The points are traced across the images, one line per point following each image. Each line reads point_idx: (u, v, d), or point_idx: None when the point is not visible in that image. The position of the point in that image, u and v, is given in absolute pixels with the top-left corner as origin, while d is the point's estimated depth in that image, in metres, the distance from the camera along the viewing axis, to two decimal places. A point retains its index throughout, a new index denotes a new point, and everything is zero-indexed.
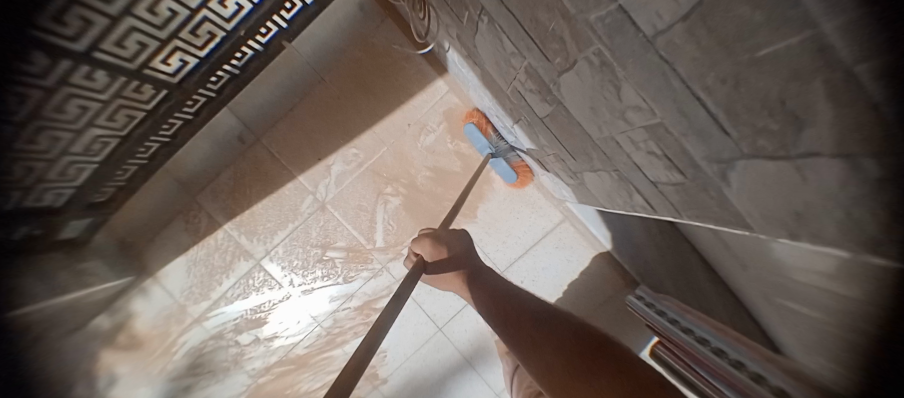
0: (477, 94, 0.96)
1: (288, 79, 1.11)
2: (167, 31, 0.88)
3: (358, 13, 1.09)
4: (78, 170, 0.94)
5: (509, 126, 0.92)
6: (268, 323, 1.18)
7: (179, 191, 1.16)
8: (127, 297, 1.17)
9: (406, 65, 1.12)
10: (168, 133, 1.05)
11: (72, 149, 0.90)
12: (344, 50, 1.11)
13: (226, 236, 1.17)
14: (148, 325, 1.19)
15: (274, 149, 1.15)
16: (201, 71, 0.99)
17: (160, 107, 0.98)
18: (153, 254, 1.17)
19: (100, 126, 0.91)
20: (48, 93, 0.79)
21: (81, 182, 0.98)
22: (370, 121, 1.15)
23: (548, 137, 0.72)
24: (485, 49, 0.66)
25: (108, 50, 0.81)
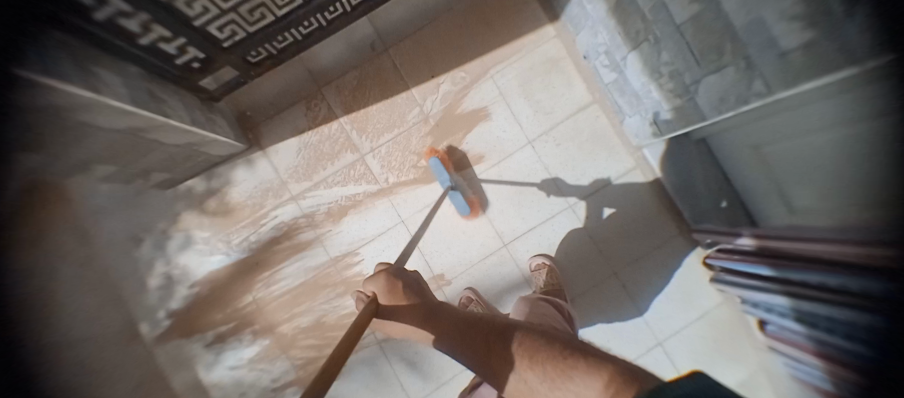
0: (592, 37, 1.16)
1: (423, 3, 1.27)
2: None
3: None
4: (232, 31, 0.99)
5: (623, 63, 1.09)
6: (358, 214, 1.25)
7: (305, 77, 1.26)
8: (232, 165, 1.23)
9: (522, 10, 1.30)
10: (328, 19, 1.12)
11: (240, 8, 0.93)
12: None
13: (338, 127, 1.28)
14: (242, 195, 1.23)
15: (397, 61, 1.29)
16: None
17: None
18: (267, 132, 1.24)
19: None
20: None
21: (254, 30, 1.02)
22: (484, 50, 1.31)
23: (677, 50, 0.86)
24: None
25: None
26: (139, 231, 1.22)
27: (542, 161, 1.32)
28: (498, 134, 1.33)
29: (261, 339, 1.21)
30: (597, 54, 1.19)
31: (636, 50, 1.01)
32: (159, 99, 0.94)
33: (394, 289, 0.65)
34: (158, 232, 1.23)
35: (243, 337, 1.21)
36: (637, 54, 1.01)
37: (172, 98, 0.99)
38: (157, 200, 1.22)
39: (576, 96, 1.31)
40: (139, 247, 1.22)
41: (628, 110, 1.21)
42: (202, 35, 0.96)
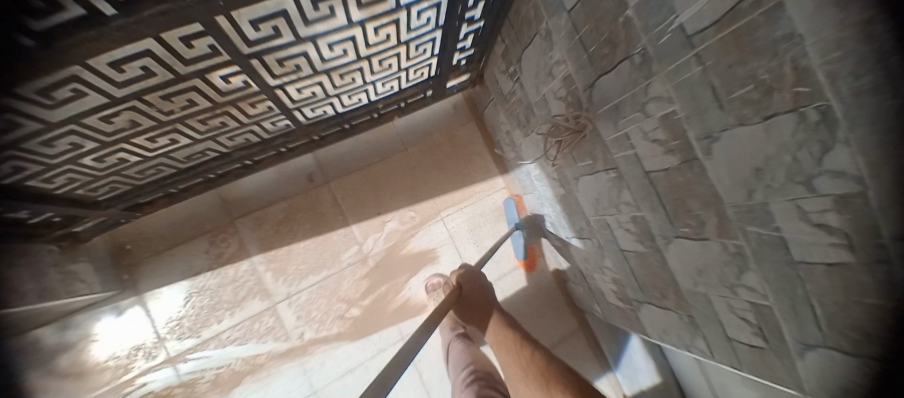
0: (540, 204, 1.14)
1: (375, 140, 1.21)
2: (296, 104, 0.82)
3: (450, 108, 1.28)
4: (109, 189, 0.80)
5: (568, 241, 1.06)
6: (253, 383, 1.00)
7: (217, 209, 1.06)
8: (94, 313, 0.93)
9: (477, 158, 1.28)
10: (255, 161, 1.00)
11: (125, 171, 0.76)
12: (430, 131, 1.25)
13: (247, 266, 1.06)
14: (103, 356, 0.93)
15: (339, 195, 1.16)
16: (327, 122, 0.97)
17: (244, 151, 0.91)
18: (151, 273, 1.00)
19: (170, 157, 0.80)
20: (159, 125, 0.67)
21: (144, 183, 0.85)
22: (436, 191, 1.24)
23: (619, 265, 0.84)
24: (588, 188, 0.82)
25: (242, 107, 0.73)
26: None
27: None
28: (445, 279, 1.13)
29: None
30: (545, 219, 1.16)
31: (580, 238, 0.97)
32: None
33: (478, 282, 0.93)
34: None
35: None
36: (578, 241, 0.99)
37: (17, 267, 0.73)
38: None
39: (524, 248, 1.25)
40: None
41: (572, 278, 1.17)
42: (66, 199, 0.73)
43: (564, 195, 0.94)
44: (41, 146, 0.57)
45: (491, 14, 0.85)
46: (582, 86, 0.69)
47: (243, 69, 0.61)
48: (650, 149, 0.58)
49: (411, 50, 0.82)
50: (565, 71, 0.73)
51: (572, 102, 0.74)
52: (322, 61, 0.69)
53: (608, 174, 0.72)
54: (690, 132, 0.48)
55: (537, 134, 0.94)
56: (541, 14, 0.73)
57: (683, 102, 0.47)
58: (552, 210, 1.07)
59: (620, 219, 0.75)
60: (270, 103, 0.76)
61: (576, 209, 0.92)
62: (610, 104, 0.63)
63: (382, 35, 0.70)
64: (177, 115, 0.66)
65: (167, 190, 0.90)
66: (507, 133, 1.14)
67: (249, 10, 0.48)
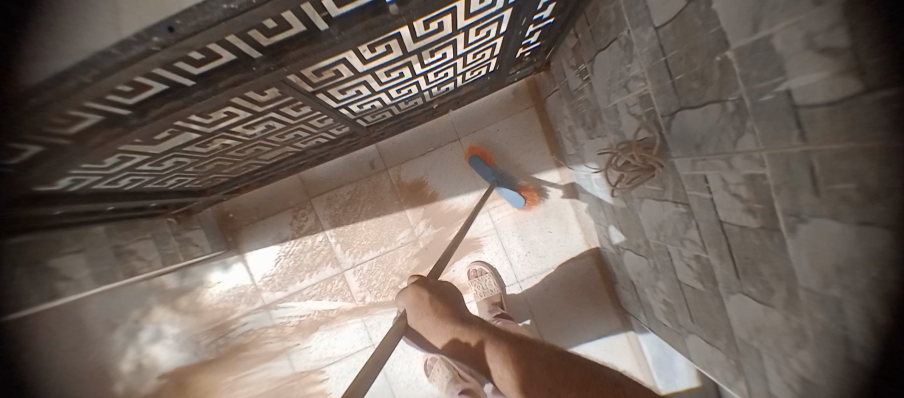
0: (597, 206, 1.14)
1: (431, 130, 1.26)
2: (355, 115, 0.98)
3: (508, 97, 1.26)
4: (213, 181, 1.04)
5: (620, 249, 1.10)
6: (327, 329, 1.25)
7: (297, 189, 1.23)
8: (206, 266, 1.19)
9: (533, 153, 1.28)
10: (324, 159, 1.18)
11: (221, 171, 0.99)
12: (486, 123, 1.26)
13: (321, 237, 1.24)
14: (215, 297, 1.21)
15: (396, 182, 1.27)
16: (384, 126, 1.14)
17: (311, 151, 1.10)
18: (248, 236, 1.22)
19: (255, 160, 1.02)
20: (243, 143, 0.87)
21: (238, 177, 1.08)
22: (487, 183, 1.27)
23: (672, 288, 0.88)
24: (649, 213, 0.85)
25: (309, 123, 0.90)
26: None
27: (527, 303, 1.30)
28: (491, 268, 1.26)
29: None
30: (601, 223, 1.16)
31: (635, 252, 1.01)
32: (128, 251, 0.91)
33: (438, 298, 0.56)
34: None
35: None
36: (634, 254, 1.02)
37: (145, 237, 0.98)
38: None
39: (572, 244, 1.30)
40: None
41: (619, 278, 1.20)
42: (180, 191, 1.00)
43: (625, 209, 0.97)
44: (154, 168, 0.78)
45: (564, 11, 0.83)
46: (660, 112, 0.68)
47: (316, 97, 0.77)
48: (727, 201, 0.58)
49: (467, 58, 0.88)
50: (642, 89, 0.71)
51: (649, 125, 0.73)
52: (381, 83, 0.84)
53: (676, 208, 0.73)
54: (777, 203, 0.48)
55: (602, 140, 0.94)
56: (623, 21, 0.69)
57: (776, 171, 0.46)
58: (610, 215, 1.07)
59: (682, 253, 0.78)
60: (338, 116, 0.92)
61: (635, 225, 0.95)
62: (686, 140, 0.63)
63: (435, 57, 0.81)
64: (257, 133, 0.85)
65: (256, 179, 1.12)
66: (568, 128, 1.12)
67: (320, 64, 0.63)
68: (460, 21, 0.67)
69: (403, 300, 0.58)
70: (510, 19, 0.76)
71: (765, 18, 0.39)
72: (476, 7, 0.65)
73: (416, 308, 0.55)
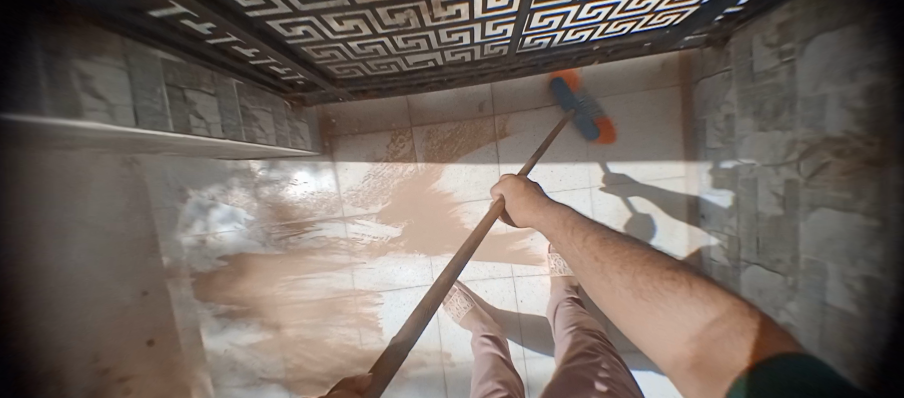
0: (728, 211, 1.00)
1: (552, 81, 1.10)
2: (538, 34, 0.78)
3: (657, 66, 1.09)
4: (349, 71, 0.90)
5: (743, 266, 0.96)
6: (398, 257, 1.25)
7: (401, 112, 1.18)
8: (298, 164, 1.19)
9: (670, 134, 1.10)
10: (452, 81, 1.04)
11: (368, 62, 0.85)
12: (626, 87, 1.09)
13: (411, 168, 1.21)
14: (297, 196, 1.21)
15: (499, 131, 1.15)
16: (541, 61, 0.93)
17: (453, 69, 0.94)
18: (344, 148, 1.20)
19: (404, 59, 0.86)
20: (421, 29, 0.71)
21: (372, 74, 0.95)
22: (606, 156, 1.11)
23: (809, 316, 0.75)
24: (816, 229, 0.72)
25: (490, 26, 0.71)
26: (187, 187, 1.19)
27: None
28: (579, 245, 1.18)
29: (256, 332, 1.25)
30: (723, 232, 1.04)
31: (767, 269, 0.88)
32: (251, 117, 0.87)
33: (524, 188, 0.71)
34: (203, 198, 1.20)
35: (250, 324, 1.25)
36: (762, 271, 0.90)
37: (265, 109, 0.94)
38: (210, 168, 1.18)
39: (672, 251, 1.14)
40: (180, 203, 1.21)
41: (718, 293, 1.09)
42: (320, 70, 0.87)
43: (780, 216, 0.82)
44: (333, 24, 0.64)
45: None
46: (892, 108, 0.53)
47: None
48: None
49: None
50: (878, 79, 0.56)
51: (867, 124, 0.58)
52: None
53: (865, 221, 0.60)
54: None
55: (782, 135, 0.79)
56: None
57: None
58: (746, 222, 0.94)
59: (846, 273, 0.65)
60: (512, 27, 0.72)
61: (786, 239, 0.81)
62: None
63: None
64: (440, 19, 0.67)
65: (376, 86, 1.01)
66: (726, 115, 0.97)
67: None
68: None
69: (501, 188, 0.76)
70: None
71: None
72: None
73: (512, 192, 0.73)
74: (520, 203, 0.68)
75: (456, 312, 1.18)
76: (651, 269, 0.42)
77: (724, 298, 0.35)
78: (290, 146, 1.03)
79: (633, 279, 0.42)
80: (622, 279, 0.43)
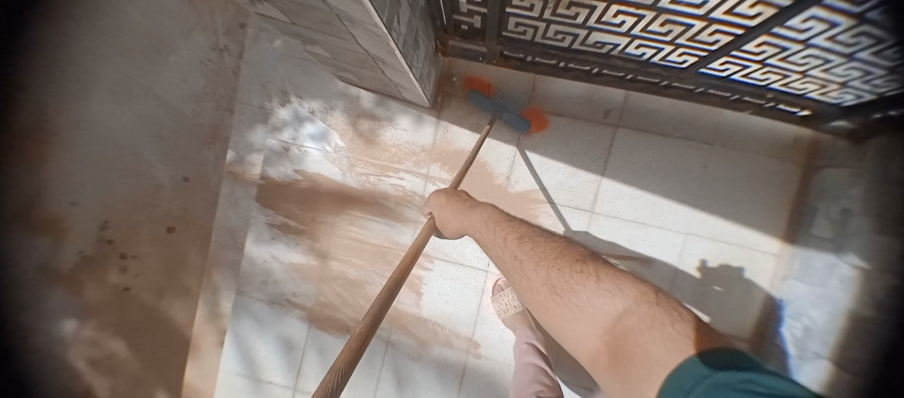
0: (811, 302, 0.97)
1: (685, 115, 1.11)
2: (741, 52, 0.77)
3: (788, 142, 1.08)
4: (522, 29, 0.88)
5: (809, 358, 0.94)
6: (462, 232, 1.22)
7: (524, 93, 1.18)
8: (404, 109, 1.17)
9: (773, 210, 1.09)
10: (602, 74, 1.04)
11: (555, 26, 0.83)
12: (747, 148, 1.09)
13: (511, 151, 1.20)
14: (392, 140, 1.18)
15: (616, 143, 1.15)
16: (707, 83, 0.93)
17: (622, 61, 0.94)
18: (455, 108, 1.19)
19: (588, 36, 0.85)
20: (648, 11, 0.68)
21: (538, 41, 0.94)
22: (709, 206, 1.11)
23: None
24: None
25: (710, 30, 0.71)
26: (291, 92, 1.18)
27: None
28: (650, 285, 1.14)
29: (301, 254, 1.22)
30: (795, 321, 1.00)
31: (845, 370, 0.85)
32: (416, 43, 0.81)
33: (457, 201, 0.74)
34: (302, 108, 1.18)
35: (299, 244, 1.22)
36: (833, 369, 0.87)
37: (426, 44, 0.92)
38: (322, 80, 1.16)
39: (733, 322, 1.09)
40: (279, 105, 1.20)
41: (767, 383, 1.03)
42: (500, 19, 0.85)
43: None
44: None
45: None
46: None
47: (800, 10, 0.59)
48: None
49: (890, 74, 0.73)
50: None
51: None
52: (843, 27, 0.64)
53: None
54: None
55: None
56: None
57: None
58: (826, 317, 0.92)
59: None
60: (727, 39, 0.72)
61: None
62: None
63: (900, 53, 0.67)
64: (678, 5, 0.65)
65: (530, 53, 1.00)
66: (842, 210, 0.95)
67: None
68: None
69: (431, 204, 0.82)
70: None
71: None
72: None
73: (440, 206, 0.77)
74: (457, 219, 0.70)
75: (505, 307, 1.13)
76: (567, 257, 0.45)
77: (628, 283, 0.36)
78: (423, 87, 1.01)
79: (544, 268, 0.45)
80: (530, 257, 0.49)
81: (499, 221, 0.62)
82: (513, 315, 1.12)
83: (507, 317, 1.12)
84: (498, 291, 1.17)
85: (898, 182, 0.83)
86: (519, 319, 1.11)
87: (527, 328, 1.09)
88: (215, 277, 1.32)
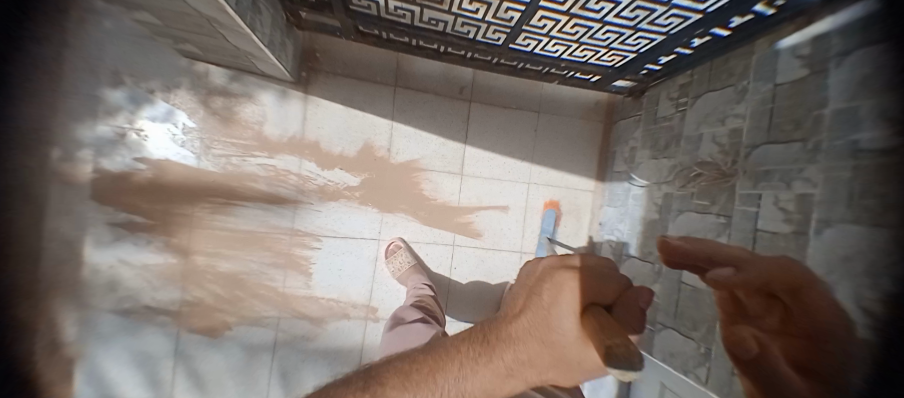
0: (619, 217, 1.30)
1: (518, 88, 1.33)
2: (527, 27, 0.88)
3: (593, 103, 1.40)
4: (368, 4, 0.89)
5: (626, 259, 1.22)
6: (342, 203, 1.21)
7: (389, 70, 1.24)
8: (263, 86, 1.14)
9: (590, 155, 1.42)
10: (437, 50, 1.10)
11: (392, 3, 0.85)
12: (567, 110, 1.38)
13: (386, 124, 1.24)
14: (251, 114, 1.14)
15: (472, 114, 1.31)
16: (518, 55, 1.04)
17: (448, 39, 0.99)
18: (322, 84, 1.19)
19: (421, 16, 0.89)
20: None
21: (384, 17, 0.93)
22: (546, 159, 1.38)
23: (668, 289, 0.98)
24: (679, 225, 1.01)
25: (500, 6, 0.79)
26: None
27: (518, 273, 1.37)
28: (518, 226, 1.37)
29: (157, 252, 1.09)
30: (611, 234, 1.32)
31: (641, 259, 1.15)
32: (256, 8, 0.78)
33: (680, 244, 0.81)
34: (138, 89, 1.04)
35: (151, 242, 1.09)
36: (637, 261, 1.16)
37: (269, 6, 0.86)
38: (155, 56, 1.02)
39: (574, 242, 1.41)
40: None
41: None
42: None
43: (655, 219, 1.11)
44: None
45: (702, 53, 0.91)
46: (745, 144, 0.80)
47: None
48: (772, 213, 0.72)
49: (632, 37, 0.90)
50: (738, 125, 0.83)
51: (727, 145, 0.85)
52: (589, 7, 0.77)
53: (717, 218, 0.87)
54: (814, 212, 0.62)
55: (668, 161, 1.08)
56: (749, 73, 0.81)
57: (824, 191, 0.61)
58: (628, 225, 1.24)
59: None
60: (518, 16, 0.83)
61: (657, 235, 1.10)
62: (758, 170, 0.76)
63: (632, 15, 0.79)
64: None
65: (376, 31, 1.01)
66: (630, 148, 1.28)
67: None
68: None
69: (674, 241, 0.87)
70: (698, 16, 0.78)
71: (860, 95, 0.55)
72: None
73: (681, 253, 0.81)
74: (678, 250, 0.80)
75: (399, 266, 1.21)
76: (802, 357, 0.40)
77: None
78: (270, 60, 0.96)
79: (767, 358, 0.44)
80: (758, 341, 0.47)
81: (771, 266, 0.57)
82: (405, 271, 1.20)
83: (401, 275, 1.20)
84: (391, 254, 1.22)
85: (653, 121, 1.18)
86: (411, 273, 1.19)
87: (418, 275, 1.19)
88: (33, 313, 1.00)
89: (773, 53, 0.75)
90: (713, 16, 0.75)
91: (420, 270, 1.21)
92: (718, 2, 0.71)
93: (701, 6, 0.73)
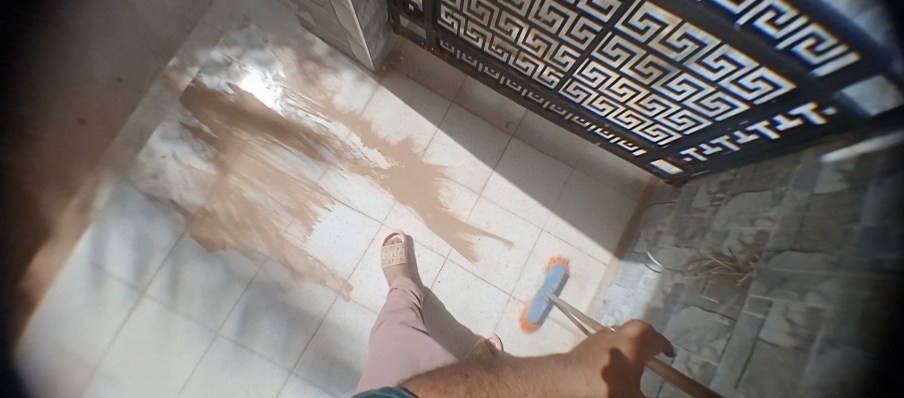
0: (623, 297, 1.21)
1: (560, 141, 1.43)
2: (581, 77, 1.05)
3: (629, 180, 1.43)
4: (451, 21, 1.11)
5: None
6: (366, 180, 1.32)
7: (452, 88, 1.41)
8: (350, 68, 1.37)
9: (611, 226, 1.40)
10: (502, 83, 1.31)
11: (472, 25, 1.07)
12: (600, 176, 1.42)
13: (431, 128, 1.38)
14: (330, 85, 1.35)
15: (508, 148, 1.40)
16: (570, 104, 1.21)
17: (515, 72, 1.20)
18: (394, 80, 1.39)
19: (494, 44, 1.11)
20: (520, 23, 0.95)
21: (462, 37, 1.16)
22: (565, 212, 1.39)
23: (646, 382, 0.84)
24: (679, 317, 0.91)
25: (560, 49, 0.98)
26: (252, 21, 1.35)
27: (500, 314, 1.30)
28: (514, 266, 1.33)
29: (202, 160, 1.25)
30: (612, 312, 1.23)
31: None
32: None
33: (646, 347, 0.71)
34: (257, 37, 1.34)
35: (202, 150, 1.26)
36: None
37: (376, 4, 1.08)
38: (285, 22, 1.35)
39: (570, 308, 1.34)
40: (236, 29, 1.34)
41: None
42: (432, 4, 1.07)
43: (658, 306, 1.02)
44: None
45: (749, 151, 0.93)
46: (768, 248, 0.75)
47: (600, 42, 0.87)
48: (777, 322, 0.61)
49: (676, 115, 1.00)
50: (767, 227, 0.79)
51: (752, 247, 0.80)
52: (636, 71, 0.91)
53: (720, 318, 0.77)
54: (821, 331, 0.51)
55: (688, 250, 1.03)
56: (789, 180, 0.80)
57: (837, 308, 0.50)
58: (629, 307, 1.15)
59: (690, 357, 0.79)
60: (572, 63, 1.01)
61: (656, 324, 0.98)
62: (774, 275, 0.69)
63: (679, 87, 0.89)
64: (532, 23, 0.93)
65: (457, 49, 1.24)
66: (656, 231, 1.25)
67: (665, 17, 0.69)
68: (727, 82, 0.78)
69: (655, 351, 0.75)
70: (748, 107, 0.83)
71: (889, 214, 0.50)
72: (744, 83, 0.76)
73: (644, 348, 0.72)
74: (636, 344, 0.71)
75: (389, 259, 1.23)
76: None
77: None
78: (359, 43, 1.16)
79: None
80: None
81: None
82: (393, 266, 1.21)
83: (388, 268, 1.21)
84: (389, 243, 1.25)
85: (686, 210, 1.15)
86: (397, 271, 1.20)
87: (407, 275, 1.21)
88: (90, 168, 1.19)
89: (818, 166, 0.73)
90: (759, 109, 0.80)
91: (406, 271, 1.21)
92: (765, 97, 0.76)
93: (749, 95, 0.79)
